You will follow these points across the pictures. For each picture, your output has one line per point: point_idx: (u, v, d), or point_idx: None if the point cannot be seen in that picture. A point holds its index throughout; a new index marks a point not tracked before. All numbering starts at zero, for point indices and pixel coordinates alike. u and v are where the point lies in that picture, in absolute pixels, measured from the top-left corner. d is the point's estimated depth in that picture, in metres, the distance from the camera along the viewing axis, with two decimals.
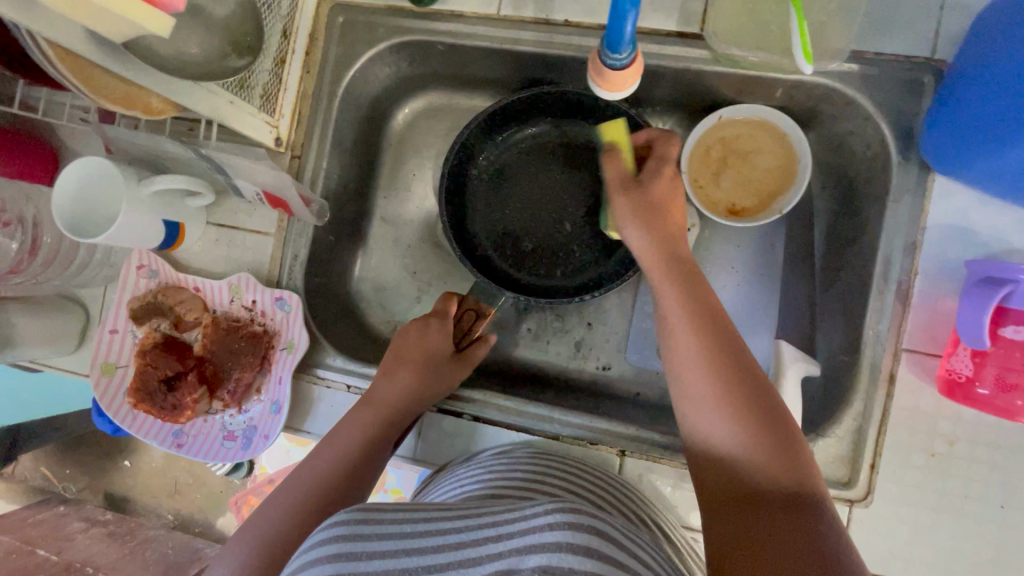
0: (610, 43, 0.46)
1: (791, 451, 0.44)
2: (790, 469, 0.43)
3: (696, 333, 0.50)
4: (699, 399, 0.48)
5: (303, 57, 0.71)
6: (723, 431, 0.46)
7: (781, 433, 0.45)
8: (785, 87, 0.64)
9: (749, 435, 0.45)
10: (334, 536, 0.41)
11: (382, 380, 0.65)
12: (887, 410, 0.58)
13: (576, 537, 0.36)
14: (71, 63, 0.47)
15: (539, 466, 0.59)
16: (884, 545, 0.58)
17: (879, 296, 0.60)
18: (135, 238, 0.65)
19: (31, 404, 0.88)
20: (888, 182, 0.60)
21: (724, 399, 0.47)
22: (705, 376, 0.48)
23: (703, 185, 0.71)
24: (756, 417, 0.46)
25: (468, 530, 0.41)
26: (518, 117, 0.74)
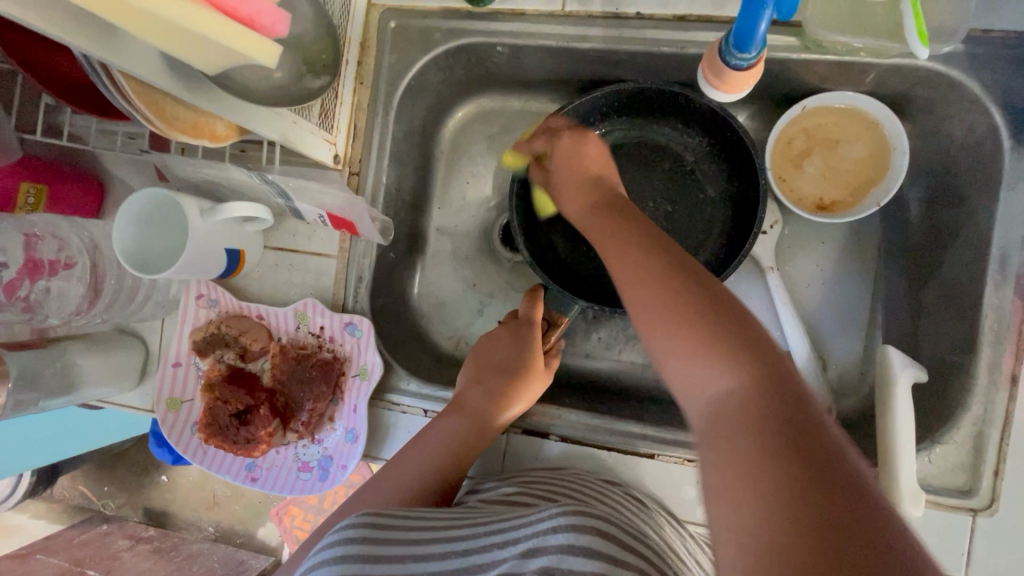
0: (739, 43, 0.49)
1: (776, 370, 0.37)
2: (773, 389, 0.35)
3: (653, 291, 0.43)
4: (669, 345, 0.40)
5: (357, 68, 0.67)
6: (704, 377, 0.38)
7: (765, 356, 0.37)
8: (878, 73, 0.60)
9: (738, 376, 0.37)
10: (343, 539, 0.43)
11: (473, 389, 0.63)
12: (1010, 413, 0.55)
13: (578, 539, 0.38)
14: (145, 97, 0.44)
15: (569, 478, 0.58)
16: (1010, 555, 0.55)
17: (996, 292, 0.56)
18: (199, 269, 0.62)
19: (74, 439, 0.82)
20: (1000, 170, 0.56)
21: (675, 327, 0.40)
22: (666, 313, 0.41)
23: (787, 179, 0.67)
24: (725, 341, 0.38)
25: (477, 537, 0.43)
26: (592, 117, 0.71)
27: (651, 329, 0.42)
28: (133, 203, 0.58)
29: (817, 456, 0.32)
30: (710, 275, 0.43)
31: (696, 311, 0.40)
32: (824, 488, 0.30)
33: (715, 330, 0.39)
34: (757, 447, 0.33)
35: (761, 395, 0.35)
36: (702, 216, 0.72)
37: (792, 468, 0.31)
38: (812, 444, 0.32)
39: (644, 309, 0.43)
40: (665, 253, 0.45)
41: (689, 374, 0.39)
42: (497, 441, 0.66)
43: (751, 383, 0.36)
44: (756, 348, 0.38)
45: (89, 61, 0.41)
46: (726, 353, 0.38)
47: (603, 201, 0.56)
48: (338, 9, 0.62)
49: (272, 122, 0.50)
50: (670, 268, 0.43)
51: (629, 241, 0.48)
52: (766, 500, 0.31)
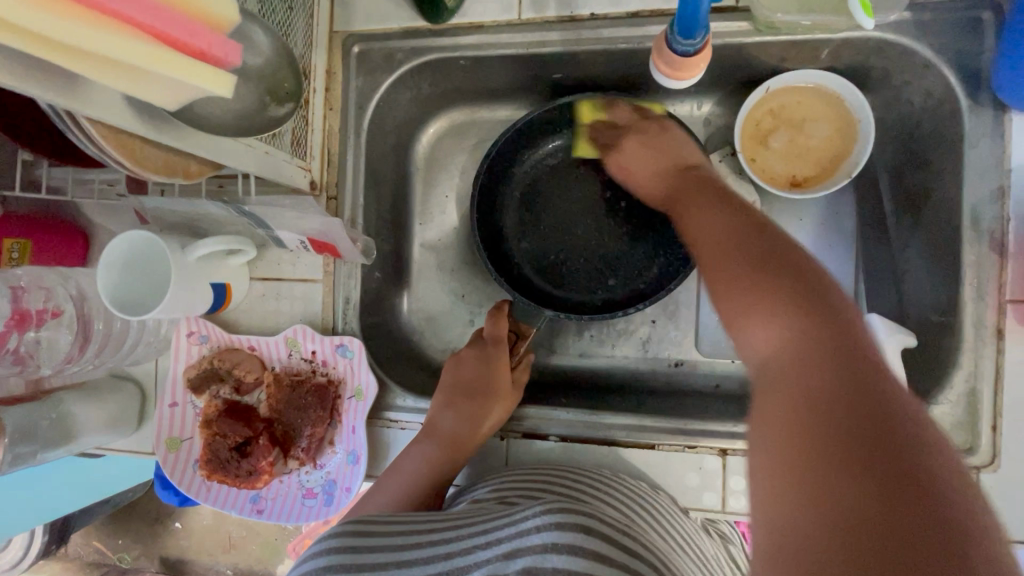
0: (684, 29, 0.50)
1: (845, 351, 0.34)
2: (839, 370, 0.33)
3: (739, 267, 0.42)
4: (747, 317, 0.39)
5: (325, 95, 0.69)
6: (774, 352, 0.36)
7: (843, 340, 0.35)
8: (832, 48, 0.62)
9: (810, 347, 0.35)
10: (323, 548, 0.44)
11: (445, 416, 0.63)
12: (1000, 366, 0.55)
13: (561, 536, 0.38)
14: (116, 141, 0.45)
15: (566, 474, 0.58)
16: (1017, 508, 0.55)
17: (971, 248, 0.56)
18: (183, 308, 0.62)
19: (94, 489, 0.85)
20: (960, 130, 0.57)
21: (754, 298, 0.39)
22: (743, 282, 0.40)
23: (758, 160, 0.68)
24: (809, 313, 0.37)
25: (460, 540, 0.44)
26: (543, 130, 0.73)
27: (726, 303, 0.41)
28: (113, 251, 0.58)
29: (877, 451, 0.29)
30: (790, 250, 0.42)
31: (788, 294, 0.38)
32: (891, 463, 0.28)
33: (805, 315, 0.36)
34: (827, 423, 0.31)
35: (819, 369, 0.34)
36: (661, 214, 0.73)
37: (860, 454, 0.29)
38: (879, 427, 0.30)
39: (723, 277, 0.42)
40: (754, 227, 0.44)
41: (784, 351, 0.36)
42: (496, 447, 0.66)
43: (815, 363, 0.34)
44: (829, 326, 0.36)
45: (53, 110, 0.41)
46: (820, 353, 0.34)
47: (690, 187, 0.55)
48: (300, 40, 0.64)
49: (245, 154, 0.52)
50: (755, 258, 0.41)
51: (716, 240, 0.45)
52: (815, 465, 0.30)
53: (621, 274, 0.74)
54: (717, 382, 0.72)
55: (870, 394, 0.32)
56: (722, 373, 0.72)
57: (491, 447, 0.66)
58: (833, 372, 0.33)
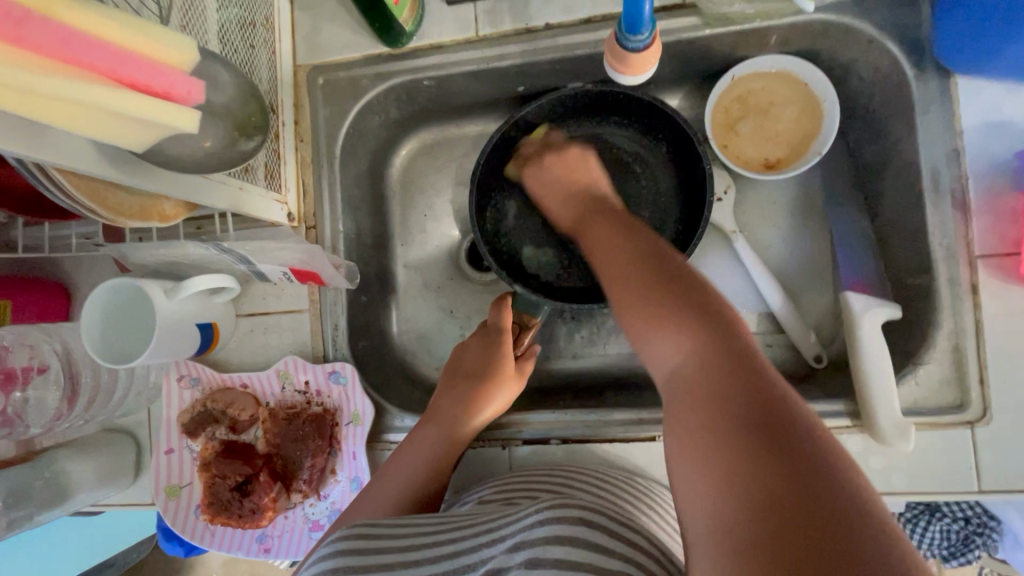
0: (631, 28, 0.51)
1: (743, 362, 0.36)
2: (727, 372, 0.36)
3: (638, 292, 0.43)
4: (652, 333, 0.41)
5: (294, 127, 0.70)
6: (673, 357, 0.39)
7: (734, 351, 0.37)
8: (780, 33, 0.64)
9: (698, 352, 0.38)
10: (331, 552, 0.45)
11: (451, 399, 0.64)
12: (980, 321, 0.56)
13: (562, 529, 0.39)
14: (83, 186, 0.45)
15: (567, 472, 0.59)
16: (1017, 459, 0.55)
17: (936, 209, 0.58)
18: (170, 351, 0.62)
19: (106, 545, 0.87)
20: (911, 98, 0.60)
21: (654, 313, 0.41)
22: (640, 307, 0.43)
23: (731, 146, 0.71)
24: (697, 322, 0.39)
25: (466, 538, 0.44)
26: (542, 122, 0.73)
27: (631, 324, 0.43)
28: (91, 313, 0.58)
29: (775, 445, 0.31)
30: (687, 271, 0.43)
31: (677, 308, 0.40)
32: (779, 467, 0.30)
33: (701, 325, 0.39)
34: (724, 428, 0.33)
35: (713, 372, 0.36)
36: (654, 204, 0.75)
37: (749, 450, 0.31)
38: (770, 425, 0.32)
39: (627, 303, 0.44)
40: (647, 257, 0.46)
41: (700, 366, 0.37)
42: (499, 456, 0.66)
43: (701, 362, 0.37)
44: (725, 340, 0.38)
45: (22, 163, 0.40)
46: (698, 338, 0.38)
47: (635, 254, 0.47)
48: (264, 77, 0.65)
49: (218, 191, 0.53)
50: (648, 275, 0.44)
51: (621, 261, 0.47)
52: (721, 484, 0.32)
53: None
54: None
55: (761, 392, 0.34)
56: None
57: (494, 456, 0.66)
58: (721, 372, 0.36)
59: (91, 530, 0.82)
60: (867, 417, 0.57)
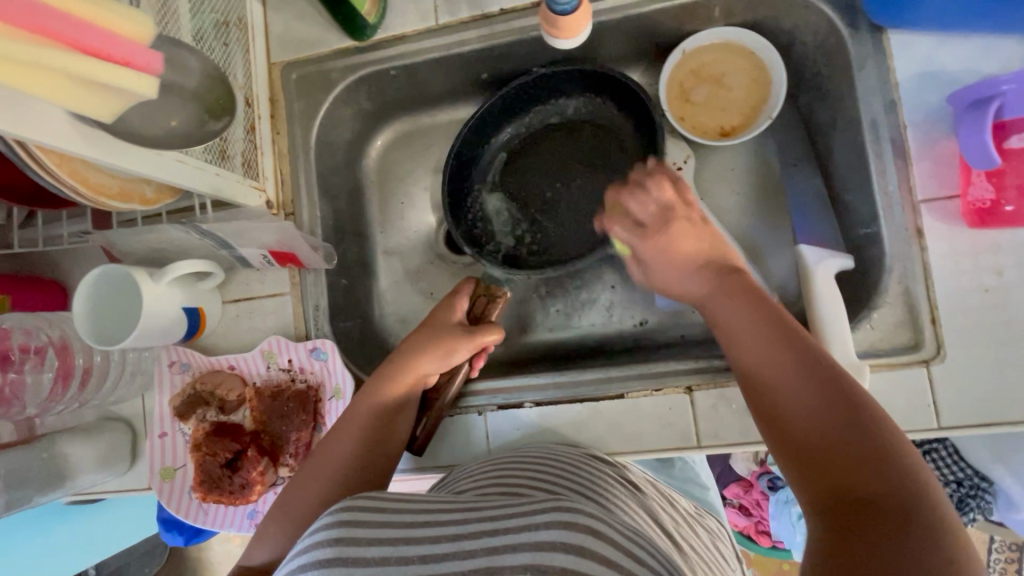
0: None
1: (871, 439, 0.38)
2: (861, 448, 0.38)
3: (769, 357, 0.46)
4: (776, 397, 0.44)
5: (270, 121, 0.74)
6: (801, 422, 0.42)
7: (862, 425, 0.39)
8: (722, 5, 0.68)
9: (826, 426, 0.40)
10: (329, 526, 0.42)
11: (408, 349, 0.65)
12: (927, 263, 0.58)
13: (570, 536, 0.37)
14: (65, 165, 0.49)
15: (564, 461, 0.59)
16: (972, 394, 0.57)
17: (878, 159, 0.61)
18: (157, 334, 0.66)
19: (112, 539, 0.91)
20: (848, 55, 0.63)
21: (781, 380, 0.44)
22: (757, 364, 0.46)
23: (687, 117, 0.74)
24: (832, 398, 0.41)
25: (470, 521, 0.43)
26: (522, 103, 0.78)
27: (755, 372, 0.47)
28: (81, 301, 0.62)
29: (895, 545, 0.33)
30: (810, 344, 0.45)
31: (791, 383, 0.43)
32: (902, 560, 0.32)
33: (825, 400, 0.41)
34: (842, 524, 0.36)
35: (846, 450, 0.39)
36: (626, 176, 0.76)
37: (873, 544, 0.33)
38: (887, 523, 0.34)
39: (747, 355, 0.48)
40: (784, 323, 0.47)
41: (810, 423, 0.41)
42: (475, 422, 0.68)
43: (841, 433, 0.39)
44: (851, 422, 0.40)
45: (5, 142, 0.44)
46: (832, 409, 0.41)
47: (763, 310, 0.49)
48: (239, 73, 0.69)
49: (194, 174, 0.56)
50: (773, 344, 0.46)
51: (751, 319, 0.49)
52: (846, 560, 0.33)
53: (584, 238, 0.77)
54: (682, 332, 0.75)
55: (887, 473, 0.37)
56: (685, 323, 0.75)
57: (470, 422, 0.68)
58: (856, 450, 0.38)
59: (95, 525, 0.87)
60: None
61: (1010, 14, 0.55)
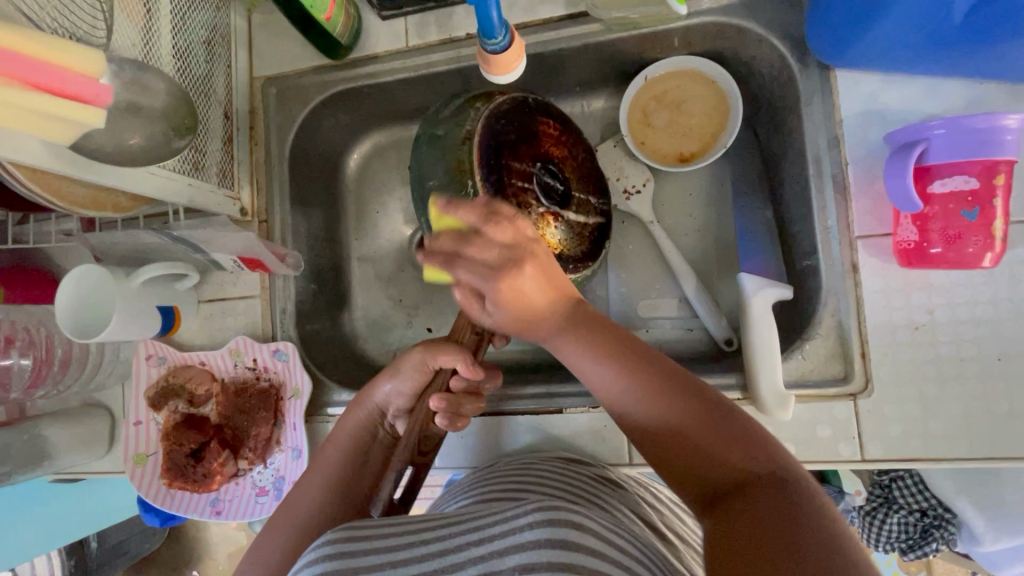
0: (487, 31, 0.51)
1: (720, 418, 0.43)
2: (716, 434, 0.42)
3: (627, 372, 0.47)
4: (636, 403, 0.46)
5: (249, 132, 0.78)
6: (664, 427, 0.44)
7: (706, 406, 0.44)
8: (680, 35, 0.70)
9: (681, 422, 0.44)
10: (314, 561, 0.42)
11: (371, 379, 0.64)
12: (860, 298, 0.60)
13: (554, 532, 0.37)
14: (39, 179, 0.53)
15: (546, 471, 0.60)
16: (896, 429, 0.58)
17: (820, 194, 0.62)
18: (131, 331, 0.70)
19: (97, 514, 0.97)
20: (797, 90, 0.64)
21: (636, 391, 0.46)
22: (623, 384, 0.47)
23: (648, 142, 0.75)
24: (679, 396, 0.45)
25: (455, 535, 0.43)
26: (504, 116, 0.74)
27: (612, 391, 0.48)
28: (62, 300, 0.66)
29: (779, 520, 0.35)
30: (643, 342, 0.50)
31: (650, 387, 0.46)
32: (786, 529, 0.35)
33: (678, 397, 0.45)
34: (738, 515, 0.38)
35: (704, 433, 0.43)
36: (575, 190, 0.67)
37: (763, 529, 0.35)
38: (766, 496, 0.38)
39: (601, 378, 0.49)
40: (612, 329, 0.51)
41: (681, 425, 0.44)
42: None
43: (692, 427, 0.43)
44: (702, 404, 0.44)
45: None
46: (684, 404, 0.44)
47: (586, 321, 0.52)
48: (220, 87, 0.73)
49: (164, 185, 0.60)
50: (622, 353, 0.48)
51: (592, 329, 0.51)
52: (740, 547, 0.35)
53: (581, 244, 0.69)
54: None
55: (745, 451, 0.41)
56: None
57: None
58: (716, 443, 0.42)
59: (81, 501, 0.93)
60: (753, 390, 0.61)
61: (948, 59, 0.56)
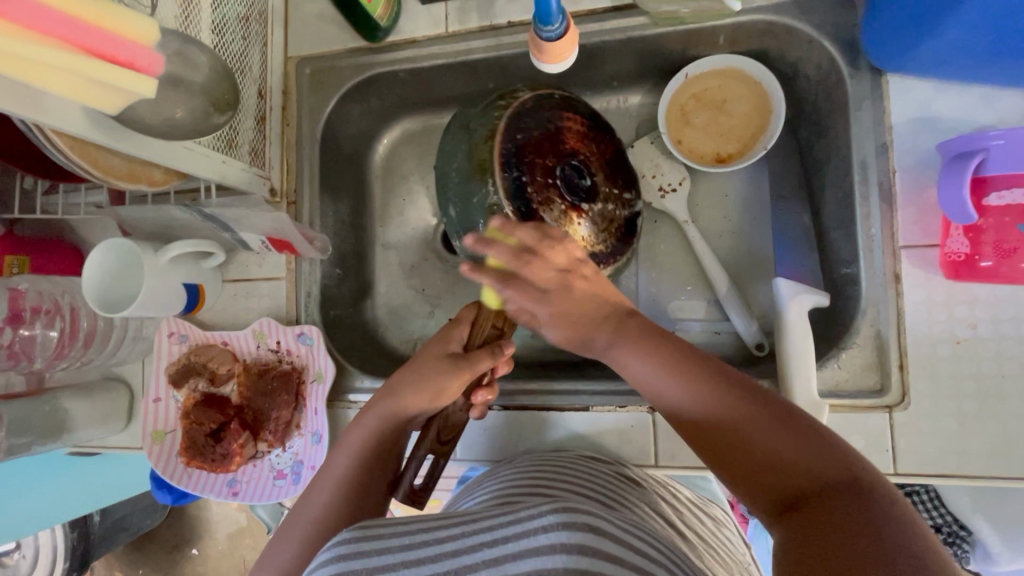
0: (544, 18, 0.50)
1: (790, 420, 0.43)
2: (787, 437, 0.42)
3: (696, 386, 0.48)
4: (702, 424, 0.47)
5: (281, 112, 0.77)
6: (732, 439, 0.45)
7: (777, 411, 0.44)
8: (727, 33, 0.68)
9: (751, 433, 0.44)
10: (329, 561, 0.41)
11: (385, 390, 0.61)
12: (901, 309, 0.58)
13: (570, 536, 0.36)
14: (78, 149, 0.53)
15: (569, 471, 0.59)
16: (932, 444, 0.57)
17: (865, 201, 0.61)
18: (157, 307, 0.69)
19: (102, 490, 0.97)
20: (846, 94, 0.62)
21: (704, 408, 0.47)
22: (688, 400, 0.48)
23: (685, 141, 0.74)
24: (750, 409, 0.45)
25: (465, 536, 0.41)
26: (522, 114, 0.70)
27: (679, 411, 0.49)
28: (91, 270, 0.66)
29: (854, 516, 0.36)
30: (716, 358, 0.50)
31: (718, 400, 0.46)
32: (860, 528, 0.35)
33: (748, 407, 0.45)
34: (806, 517, 0.38)
35: (775, 437, 0.43)
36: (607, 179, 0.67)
37: (839, 528, 0.35)
38: (840, 488, 0.38)
39: (668, 397, 0.50)
40: (678, 343, 0.52)
41: (754, 434, 0.44)
42: None
43: (764, 435, 0.43)
44: (771, 410, 0.44)
45: (26, 126, 0.49)
46: (754, 418, 0.44)
47: (647, 339, 0.53)
48: (256, 65, 0.72)
49: (200, 162, 0.59)
50: (690, 368, 0.49)
51: (654, 346, 0.52)
52: (814, 543, 0.35)
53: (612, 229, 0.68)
54: None
55: (816, 450, 0.41)
56: None
57: None
58: (787, 446, 0.42)
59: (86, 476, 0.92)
60: (786, 397, 0.60)
61: (1007, 69, 0.55)
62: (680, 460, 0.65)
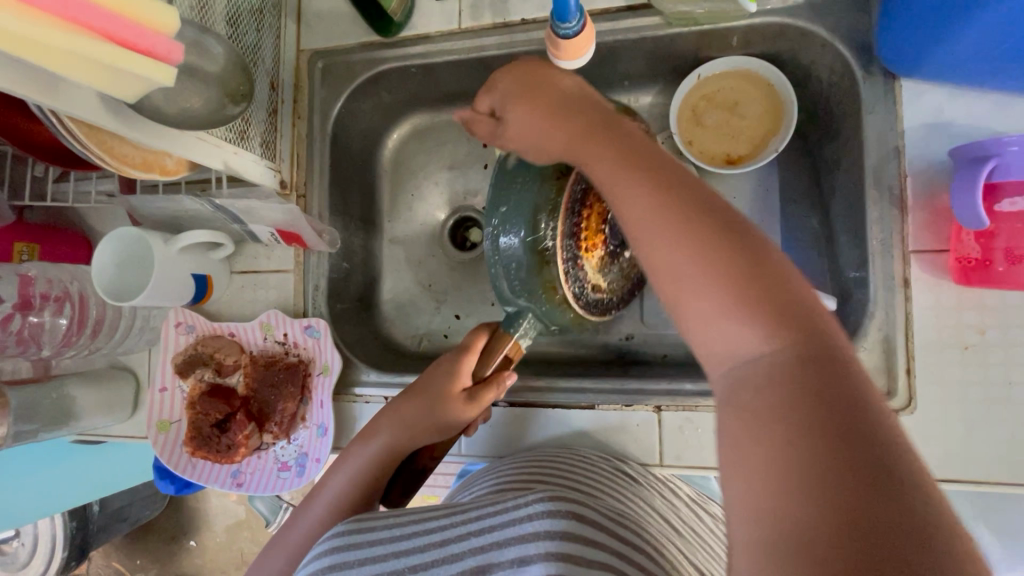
0: (562, 15, 0.50)
1: (789, 306, 0.35)
2: (782, 326, 0.34)
3: (690, 234, 0.38)
4: (688, 284, 0.37)
5: (293, 105, 0.77)
6: (721, 314, 0.35)
7: (782, 293, 0.35)
8: (740, 34, 0.68)
9: (747, 313, 0.35)
10: (325, 553, 0.43)
11: (391, 416, 0.62)
12: (910, 314, 0.58)
13: (555, 523, 0.37)
14: (94, 137, 0.53)
15: (564, 462, 0.60)
16: (938, 449, 0.57)
17: (876, 204, 0.61)
18: (164, 296, 0.70)
19: (103, 479, 0.97)
20: (859, 99, 0.63)
21: (694, 265, 0.37)
22: (678, 253, 0.38)
23: (696, 142, 0.74)
24: (752, 277, 0.35)
25: (454, 526, 0.42)
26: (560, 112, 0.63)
27: (659, 258, 0.39)
28: (101, 259, 0.67)
29: (849, 439, 0.29)
30: (721, 202, 0.39)
31: (719, 256, 0.36)
32: (852, 457, 0.28)
33: (746, 273, 0.36)
34: (786, 422, 0.30)
35: (778, 327, 0.34)
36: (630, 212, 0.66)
37: (827, 445, 0.29)
38: (838, 404, 0.30)
39: (656, 247, 0.39)
40: (683, 192, 0.39)
41: (747, 311, 0.35)
42: None
43: (767, 327, 0.34)
44: (775, 287, 0.35)
45: (44, 113, 0.49)
46: (755, 294, 0.35)
47: (655, 189, 0.40)
48: (269, 57, 0.72)
49: (212, 152, 0.59)
50: (684, 210, 0.39)
51: (665, 204, 0.39)
52: (784, 467, 0.29)
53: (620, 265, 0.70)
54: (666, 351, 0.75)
55: (812, 345, 0.33)
56: (669, 343, 0.76)
57: None
58: (779, 337, 0.34)
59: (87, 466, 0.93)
60: None
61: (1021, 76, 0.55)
62: (684, 460, 0.65)
